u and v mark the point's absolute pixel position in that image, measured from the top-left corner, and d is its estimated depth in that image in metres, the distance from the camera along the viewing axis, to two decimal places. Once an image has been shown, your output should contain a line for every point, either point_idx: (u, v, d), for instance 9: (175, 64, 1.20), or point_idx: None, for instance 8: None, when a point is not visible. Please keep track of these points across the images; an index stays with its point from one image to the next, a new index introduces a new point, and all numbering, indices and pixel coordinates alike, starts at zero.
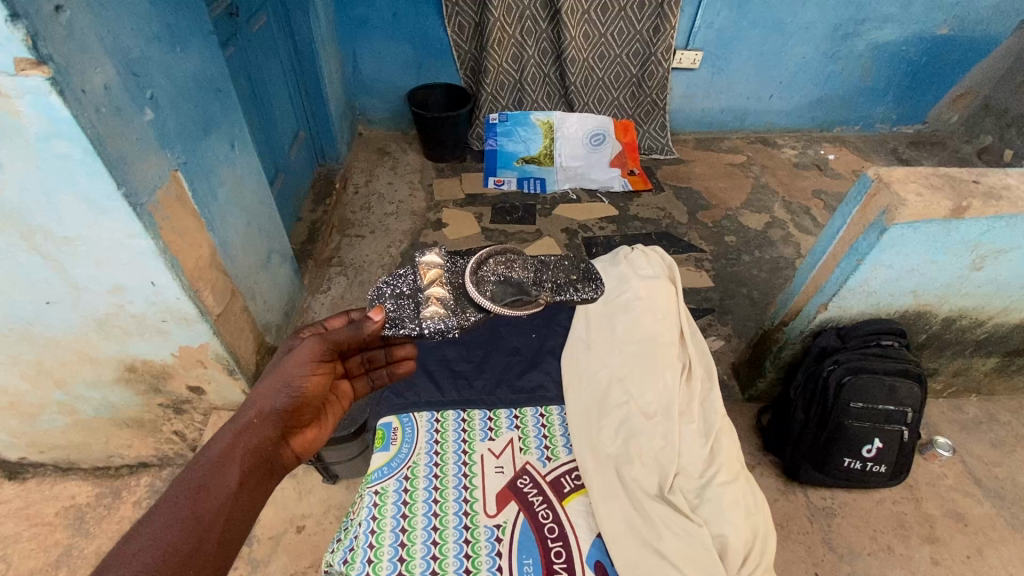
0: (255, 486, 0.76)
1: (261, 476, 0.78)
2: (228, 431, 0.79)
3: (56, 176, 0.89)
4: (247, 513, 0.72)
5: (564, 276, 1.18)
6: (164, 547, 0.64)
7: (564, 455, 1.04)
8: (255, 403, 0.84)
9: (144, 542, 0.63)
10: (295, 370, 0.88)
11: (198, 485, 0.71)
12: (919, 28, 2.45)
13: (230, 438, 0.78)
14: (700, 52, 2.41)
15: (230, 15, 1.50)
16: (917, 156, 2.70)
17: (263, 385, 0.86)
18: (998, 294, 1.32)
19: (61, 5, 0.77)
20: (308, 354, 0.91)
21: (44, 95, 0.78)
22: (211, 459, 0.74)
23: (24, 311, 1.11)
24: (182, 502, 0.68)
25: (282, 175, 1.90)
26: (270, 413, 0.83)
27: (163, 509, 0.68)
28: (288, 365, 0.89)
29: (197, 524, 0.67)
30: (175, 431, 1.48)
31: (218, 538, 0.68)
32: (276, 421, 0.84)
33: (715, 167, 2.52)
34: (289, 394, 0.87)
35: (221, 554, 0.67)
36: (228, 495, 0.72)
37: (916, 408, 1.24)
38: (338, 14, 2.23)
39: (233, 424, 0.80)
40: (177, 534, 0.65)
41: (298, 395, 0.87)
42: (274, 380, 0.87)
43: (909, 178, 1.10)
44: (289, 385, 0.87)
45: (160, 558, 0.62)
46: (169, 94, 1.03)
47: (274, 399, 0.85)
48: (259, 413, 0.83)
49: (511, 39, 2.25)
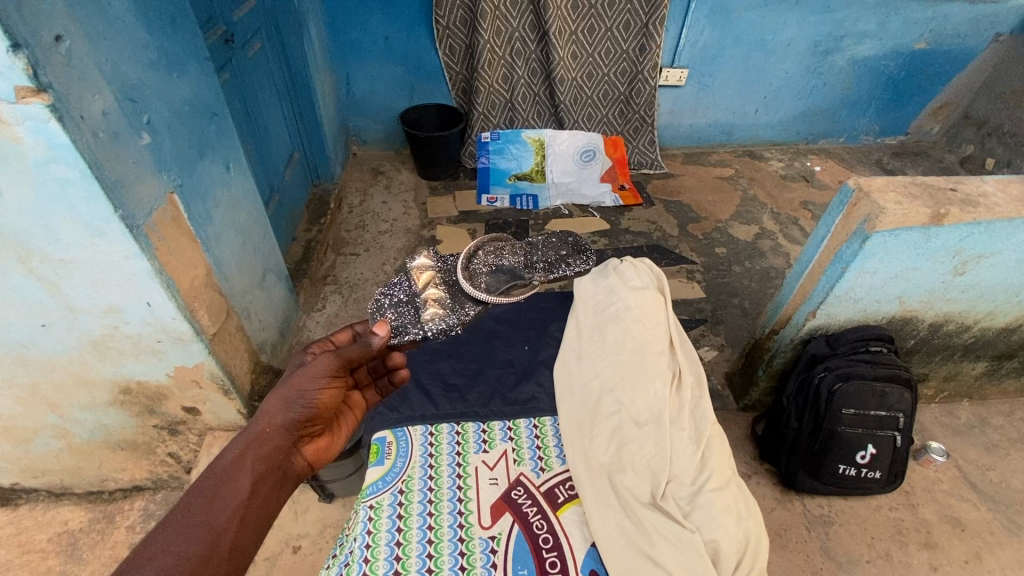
0: (265, 492, 0.80)
1: (273, 483, 0.82)
2: (241, 440, 0.83)
3: (54, 200, 0.91)
4: (257, 519, 0.77)
5: (555, 257, 1.82)
6: (179, 553, 0.69)
7: (558, 466, 1.05)
8: (266, 414, 0.87)
9: (161, 547, 0.69)
10: (307, 384, 0.91)
11: (210, 495, 0.76)
12: (897, 44, 2.52)
13: (243, 447, 0.82)
14: (686, 70, 2.47)
15: (225, 42, 1.54)
16: (902, 166, 2.75)
17: (275, 397, 0.89)
18: (982, 298, 1.34)
19: (60, 35, 0.80)
20: (318, 368, 0.94)
21: (43, 121, 0.80)
22: (222, 470, 0.79)
23: (21, 335, 1.12)
24: (196, 510, 0.74)
25: (277, 197, 1.92)
26: (281, 426, 0.86)
27: (176, 518, 0.73)
28: (300, 380, 0.91)
29: (208, 531, 0.72)
30: (170, 452, 1.47)
31: (229, 543, 0.73)
32: (287, 433, 0.87)
33: (704, 181, 2.56)
34: (300, 407, 0.89)
35: (232, 556, 0.72)
36: (237, 503, 0.76)
37: (907, 412, 1.26)
38: (331, 39, 2.28)
39: (246, 433, 0.84)
40: (190, 541, 0.71)
41: (309, 407, 0.90)
42: (286, 393, 0.89)
43: (888, 187, 1.13)
44: (300, 398, 0.90)
45: (176, 563, 0.68)
46: (165, 118, 1.05)
47: (286, 412, 0.87)
48: (271, 424, 0.85)
49: (500, 60, 2.31)
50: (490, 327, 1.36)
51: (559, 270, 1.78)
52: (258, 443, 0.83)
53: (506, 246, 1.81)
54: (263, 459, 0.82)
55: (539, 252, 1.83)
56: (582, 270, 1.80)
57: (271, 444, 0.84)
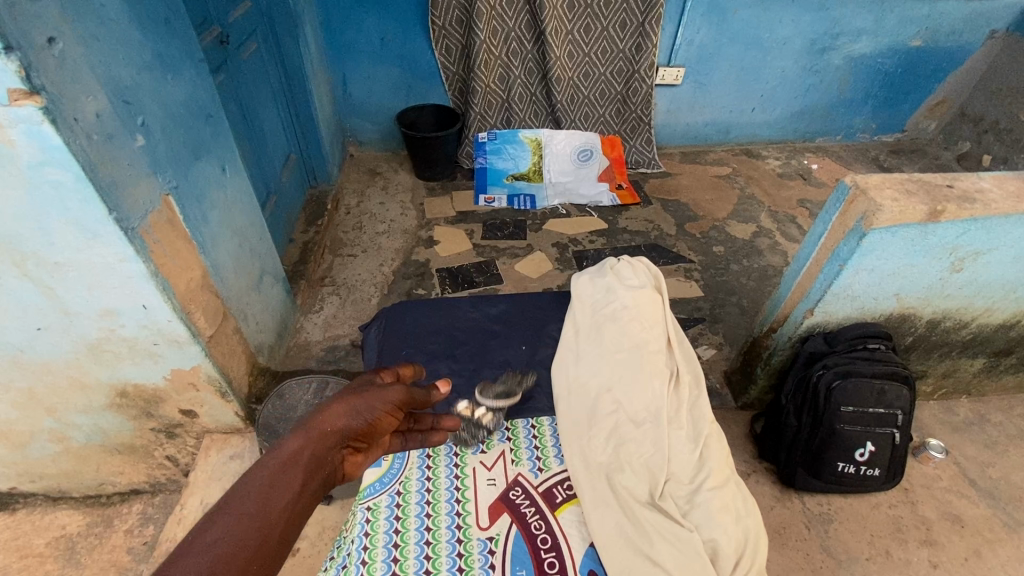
0: (315, 493, 0.68)
1: (324, 486, 0.69)
2: (300, 434, 0.71)
3: (47, 204, 0.90)
4: (309, 516, 0.65)
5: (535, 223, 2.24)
6: (232, 541, 0.58)
7: (556, 466, 1.05)
8: (327, 414, 0.75)
9: (214, 533, 0.58)
10: (374, 399, 0.81)
11: (268, 484, 0.64)
12: (892, 41, 2.52)
13: (303, 442, 0.70)
14: (682, 69, 2.47)
15: (220, 43, 1.53)
16: (898, 163, 2.75)
17: (340, 401, 0.78)
18: (980, 295, 1.34)
19: (53, 37, 0.80)
20: (388, 394, 0.84)
21: (36, 124, 0.80)
22: (280, 460, 0.67)
23: (17, 340, 1.12)
24: (251, 495, 0.62)
25: (273, 199, 1.92)
26: (342, 431, 0.75)
27: (230, 504, 0.61)
28: (369, 393, 0.82)
29: (263, 521, 0.61)
30: (168, 455, 1.46)
31: (280, 537, 0.61)
32: (346, 440, 0.75)
33: (702, 179, 2.56)
34: (362, 419, 0.78)
35: (281, 556, 0.60)
36: (294, 496, 0.64)
37: (906, 409, 1.26)
38: (327, 40, 2.28)
39: (305, 429, 0.72)
40: (245, 529, 0.59)
41: (371, 422, 0.79)
42: (352, 400, 0.79)
43: (884, 184, 1.13)
44: (366, 411, 0.79)
45: (227, 553, 0.57)
46: (160, 120, 1.05)
47: (350, 419, 0.76)
48: (332, 424, 0.74)
49: (497, 60, 2.30)
50: (488, 327, 1.36)
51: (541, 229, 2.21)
52: (317, 440, 0.71)
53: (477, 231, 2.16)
54: (320, 456, 0.70)
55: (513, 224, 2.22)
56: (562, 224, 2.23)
57: (329, 445, 0.72)
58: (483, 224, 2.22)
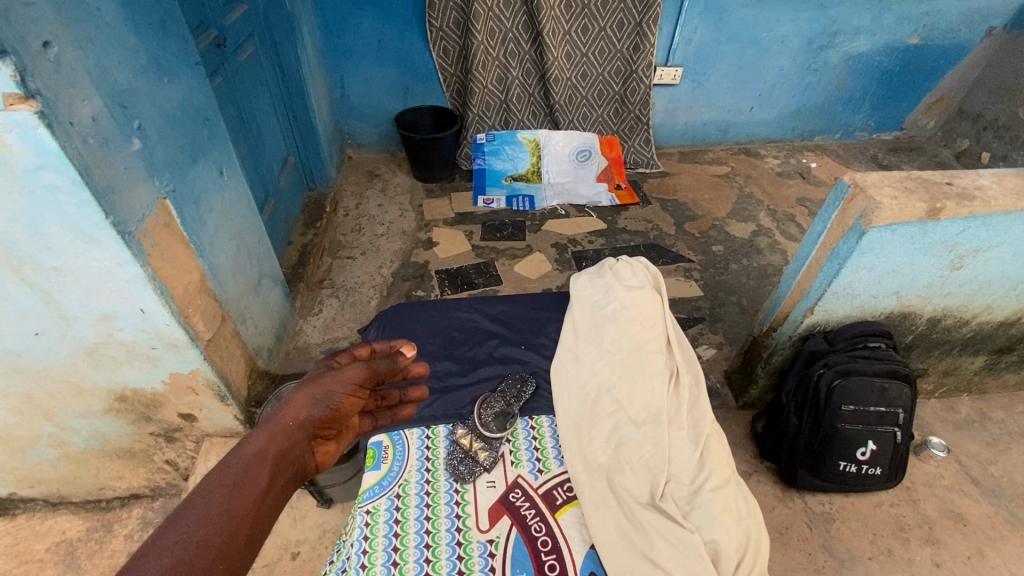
0: (281, 489, 0.70)
1: (291, 479, 0.72)
2: (262, 432, 0.73)
3: (44, 208, 0.90)
4: (276, 513, 0.68)
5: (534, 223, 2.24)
6: (197, 540, 0.59)
7: (557, 468, 1.05)
8: (289, 407, 0.77)
9: (180, 533, 0.59)
10: (334, 383, 0.82)
11: (234, 483, 0.66)
12: (890, 39, 2.52)
13: (265, 439, 0.72)
14: (680, 68, 2.47)
15: (217, 47, 1.53)
16: (897, 161, 2.74)
17: (301, 392, 0.79)
18: (980, 292, 1.34)
19: (48, 41, 0.79)
20: (348, 373, 0.84)
21: (32, 128, 0.80)
22: (246, 458, 0.69)
23: (15, 345, 1.12)
24: (215, 495, 0.64)
25: (271, 202, 1.92)
26: (304, 422, 0.76)
27: (196, 504, 0.63)
28: (328, 378, 0.82)
29: (228, 520, 0.62)
30: (167, 460, 1.46)
31: (246, 536, 0.63)
32: (312, 431, 0.77)
33: (700, 179, 2.56)
34: (324, 406, 0.79)
35: (248, 555, 0.62)
36: (259, 494, 0.66)
37: (907, 408, 1.25)
38: (325, 42, 2.28)
39: (269, 425, 0.74)
40: (211, 528, 0.61)
41: (334, 407, 0.81)
42: (312, 389, 0.80)
43: (883, 182, 1.12)
44: (326, 398, 0.80)
45: (191, 552, 0.58)
46: (156, 124, 1.05)
47: (311, 409, 0.78)
48: (296, 417, 0.76)
49: (495, 61, 2.29)
50: (487, 327, 1.36)
51: (540, 228, 2.21)
52: (278, 435, 0.73)
53: (478, 232, 2.17)
54: (283, 451, 0.72)
55: (512, 225, 2.22)
56: (563, 224, 2.23)
57: (295, 438, 0.74)
58: (483, 224, 2.22)
